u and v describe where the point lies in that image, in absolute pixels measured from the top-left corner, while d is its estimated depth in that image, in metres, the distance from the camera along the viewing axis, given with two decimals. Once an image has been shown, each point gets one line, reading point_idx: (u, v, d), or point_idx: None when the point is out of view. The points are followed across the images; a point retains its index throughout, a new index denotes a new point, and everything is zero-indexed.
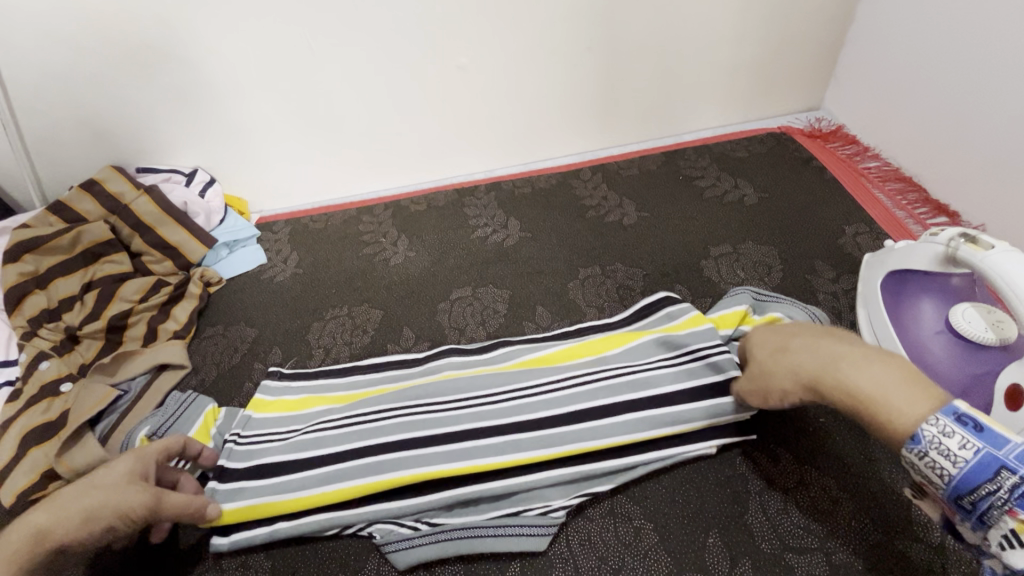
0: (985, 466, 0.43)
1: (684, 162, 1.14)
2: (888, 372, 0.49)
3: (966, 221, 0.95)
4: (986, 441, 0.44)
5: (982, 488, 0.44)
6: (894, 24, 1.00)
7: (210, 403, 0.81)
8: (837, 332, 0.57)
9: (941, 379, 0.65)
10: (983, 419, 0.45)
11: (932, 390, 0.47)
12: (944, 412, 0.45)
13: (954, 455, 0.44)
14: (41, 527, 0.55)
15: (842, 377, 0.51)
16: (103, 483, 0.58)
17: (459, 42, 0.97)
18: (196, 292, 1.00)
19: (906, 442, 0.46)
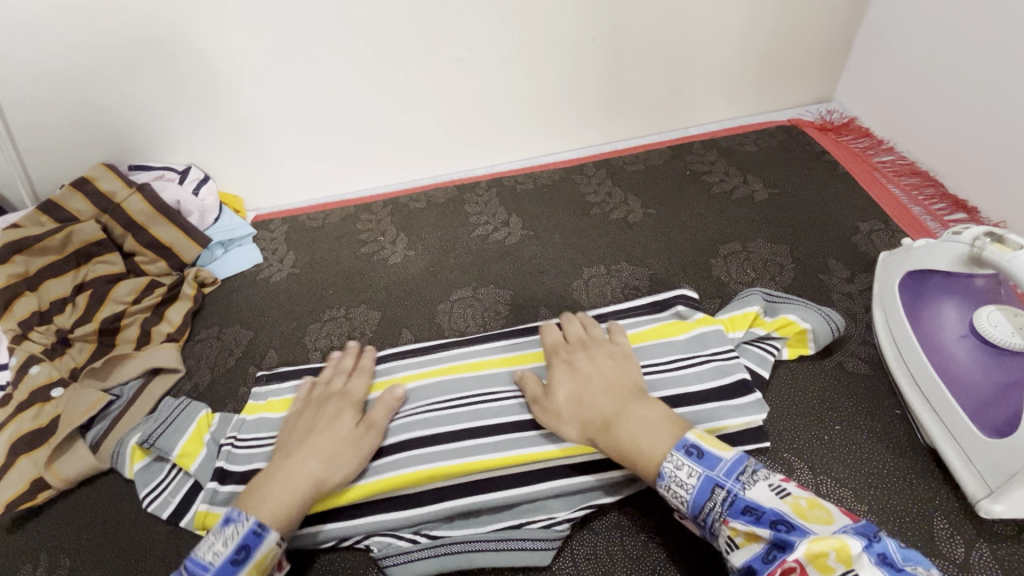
0: (708, 484, 0.51)
1: (692, 157, 1.11)
2: (643, 426, 0.57)
3: (986, 217, 0.92)
4: (706, 465, 0.52)
5: (705, 506, 0.51)
6: (910, 12, 0.96)
7: (202, 409, 0.79)
8: (608, 379, 0.64)
9: (964, 386, 0.62)
10: (708, 448, 0.53)
11: (674, 431, 0.55)
12: (678, 449, 0.53)
13: (685, 483, 0.52)
14: (314, 473, 0.61)
15: (613, 437, 0.58)
16: (348, 429, 0.65)
17: (459, 33, 0.94)
18: (191, 293, 0.97)
19: (656, 480, 0.54)
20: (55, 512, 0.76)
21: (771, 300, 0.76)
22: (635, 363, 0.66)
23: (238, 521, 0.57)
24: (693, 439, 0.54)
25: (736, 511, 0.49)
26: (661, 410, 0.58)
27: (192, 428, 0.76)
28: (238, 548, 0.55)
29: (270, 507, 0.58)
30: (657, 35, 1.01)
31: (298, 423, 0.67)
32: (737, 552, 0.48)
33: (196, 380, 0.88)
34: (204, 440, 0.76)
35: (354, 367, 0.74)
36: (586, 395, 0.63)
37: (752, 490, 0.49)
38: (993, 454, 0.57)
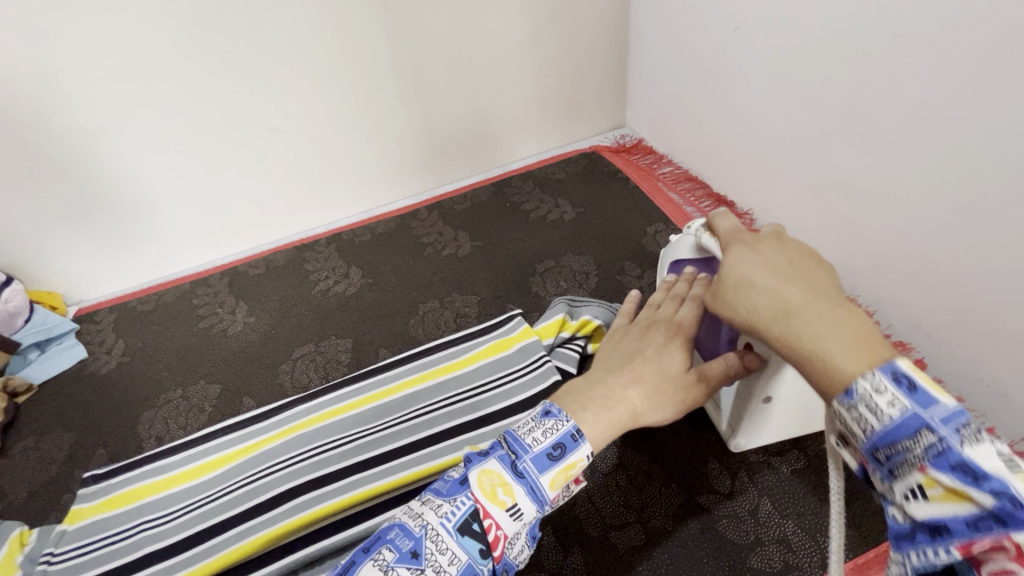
0: (910, 421, 0.34)
1: (512, 190, 1.23)
2: (843, 327, 0.39)
3: (739, 208, 1.10)
4: (919, 400, 0.34)
5: (897, 445, 0.34)
6: (653, 50, 1.18)
7: (16, 528, 0.73)
8: (805, 269, 0.45)
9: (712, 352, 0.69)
10: (924, 380, 0.34)
11: (875, 349, 0.37)
12: (883, 370, 0.35)
13: (877, 408, 0.35)
14: (634, 409, 0.56)
15: (793, 329, 0.41)
16: (670, 372, 0.57)
17: (267, 104, 1.01)
18: (1, 405, 0.90)
19: (836, 397, 0.37)
20: None
21: (574, 304, 0.88)
22: (832, 263, 0.46)
23: (558, 417, 0.54)
24: (902, 366, 0.35)
25: (940, 463, 0.33)
26: (863, 318, 0.40)
27: (2, 551, 0.70)
28: (554, 444, 0.52)
29: (589, 416, 0.55)
30: (456, 89, 1.14)
31: (624, 341, 0.63)
32: (917, 507, 0.34)
33: (11, 498, 0.80)
34: (17, 562, 0.70)
35: (687, 294, 0.64)
36: (759, 279, 0.45)
37: (978, 449, 0.32)
38: (730, 400, 0.67)
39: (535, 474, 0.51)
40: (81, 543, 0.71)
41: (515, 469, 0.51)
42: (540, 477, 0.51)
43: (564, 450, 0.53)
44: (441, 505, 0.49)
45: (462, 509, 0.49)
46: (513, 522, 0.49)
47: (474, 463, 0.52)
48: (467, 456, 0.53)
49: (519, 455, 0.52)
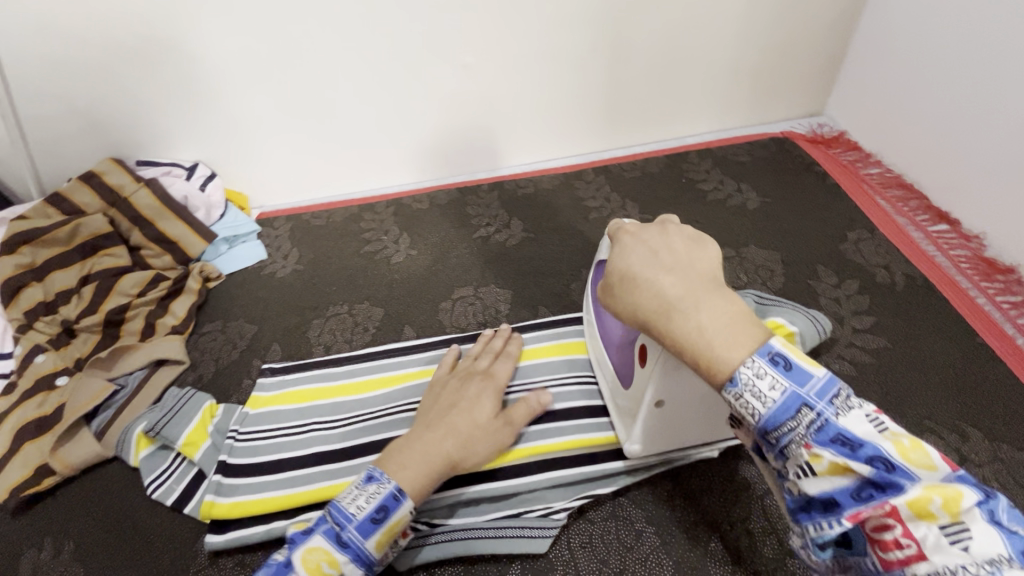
0: (794, 402, 0.38)
1: (688, 166, 1.14)
2: (719, 318, 0.42)
3: (966, 228, 0.94)
4: (795, 380, 0.39)
5: (783, 425, 0.39)
6: (897, 30, 1.00)
7: (208, 400, 0.81)
8: (684, 255, 0.47)
9: (613, 348, 0.70)
10: (797, 359, 0.39)
11: (752, 334, 0.41)
12: (760, 354, 0.40)
13: (764, 396, 0.39)
14: (452, 455, 0.61)
15: (674, 325, 0.43)
16: (480, 422, 0.64)
17: (467, 39, 0.98)
18: (195, 287, 0.99)
19: (723, 386, 0.41)
20: (56, 500, 0.75)
21: (762, 302, 0.78)
22: (713, 245, 0.48)
23: (380, 479, 0.57)
24: (779, 347, 0.40)
25: (821, 438, 0.38)
26: (737, 305, 0.43)
27: (197, 418, 0.78)
28: (377, 507, 0.56)
29: (409, 475, 0.58)
30: (655, 47, 1.05)
31: (442, 394, 0.68)
32: (808, 482, 0.39)
33: (201, 371, 0.89)
34: (208, 431, 0.77)
35: (501, 349, 0.78)
36: (639, 272, 0.47)
37: (847, 417, 0.38)
38: (629, 406, 0.65)
39: (359, 541, 0.54)
40: (261, 429, 0.77)
41: (338, 540, 0.54)
42: (364, 542, 0.54)
43: (388, 512, 0.56)
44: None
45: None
46: None
47: (298, 544, 0.55)
48: (291, 537, 0.56)
49: (343, 526, 0.55)
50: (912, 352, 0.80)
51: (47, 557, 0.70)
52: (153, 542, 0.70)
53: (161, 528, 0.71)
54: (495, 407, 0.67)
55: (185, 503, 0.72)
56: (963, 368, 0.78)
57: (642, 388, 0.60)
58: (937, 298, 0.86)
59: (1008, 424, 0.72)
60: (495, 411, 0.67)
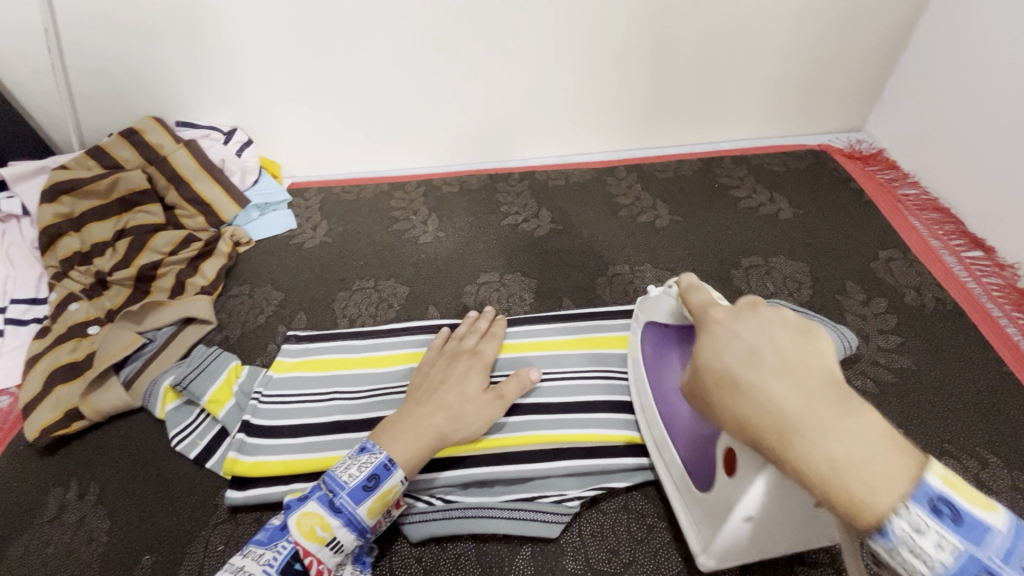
0: (972, 569, 0.32)
1: (721, 171, 1.14)
2: (858, 444, 0.35)
3: (1001, 256, 0.93)
4: (967, 536, 0.33)
5: (920, 551, 0.33)
6: (948, 51, 0.98)
7: (233, 360, 0.82)
8: (795, 357, 0.41)
9: (682, 434, 0.63)
10: (935, 478, 0.34)
11: (904, 466, 0.35)
12: (917, 499, 0.33)
13: (901, 525, 0.33)
14: (442, 430, 0.64)
15: (797, 451, 0.37)
16: (468, 398, 0.67)
17: (513, 26, 0.97)
18: (225, 251, 1.00)
19: (870, 533, 0.34)
20: (82, 444, 0.77)
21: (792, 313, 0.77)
22: (822, 336, 0.43)
23: (372, 451, 0.60)
24: (931, 483, 0.34)
25: (965, 568, 0.32)
26: (879, 426, 0.36)
27: (222, 377, 0.80)
28: (369, 476, 0.58)
29: (401, 447, 0.61)
30: (700, 49, 1.04)
31: (431, 373, 0.72)
32: None
33: (228, 332, 0.91)
34: (233, 391, 0.79)
35: (485, 329, 0.81)
36: (747, 378, 0.41)
37: (993, 545, 0.32)
38: (703, 512, 0.57)
39: (351, 507, 0.56)
40: (283, 393, 0.78)
41: (331, 506, 0.56)
42: (357, 508, 0.57)
43: (379, 480, 0.58)
44: (263, 553, 0.55)
45: (284, 553, 0.55)
46: (332, 554, 0.56)
47: (293, 510, 0.56)
48: (287, 502, 0.58)
49: (336, 493, 0.57)
50: (936, 376, 0.80)
51: (72, 498, 0.72)
52: (175, 492, 0.72)
53: (182, 480, 0.73)
54: (483, 384, 0.70)
55: (208, 458, 0.74)
56: (988, 396, 0.77)
57: (726, 501, 0.52)
58: (967, 324, 0.86)
59: None
60: (484, 388, 0.70)
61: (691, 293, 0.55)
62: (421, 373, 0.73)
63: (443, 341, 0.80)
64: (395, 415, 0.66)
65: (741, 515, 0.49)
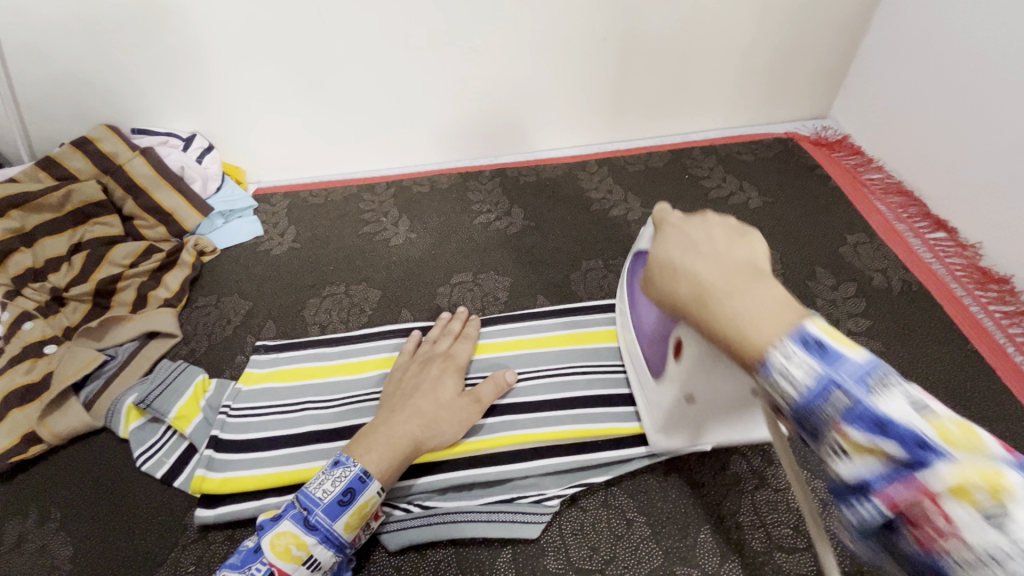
0: (825, 383, 0.35)
1: (691, 162, 1.14)
2: (756, 301, 0.40)
3: (964, 237, 0.95)
4: (828, 361, 0.36)
5: (818, 410, 0.36)
6: (906, 37, 1.00)
7: (200, 374, 0.80)
8: (724, 248, 0.45)
9: (647, 342, 0.66)
10: (834, 342, 0.37)
11: (792, 318, 0.39)
12: (793, 338, 0.37)
13: (791, 377, 0.36)
14: (417, 437, 0.62)
15: (710, 312, 0.42)
16: (443, 403, 0.66)
17: (477, 22, 0.96)
18: (189, 261, 0.97)
19: (756, 369, 0.39)
20: (42, 469, 0.74)
21: None
22: (757, 239, 0.47)
23: (346, 464, 0.58)
24: (812, 331, 0.37)
25: (856, 421, 0.34)
26: (777, 288, 0.41)
27: (189, 392, 0.77)
28: (344, 490, 0.56)
29: (375, 458, 0.59)
30: (666, 40, 1.04)
31: (404, 379, 0.71)
32: (845, 465, 0.35)
33: (194, 345, 0.88)
34: (200, 405, 0.77)
35: (458, 331, 0.80)
36: (678, 262, 0.46)
37: (887, 400, 0.34)
38: (657, 396, 0.65)
39: (327, 523, 0.55)
40: (253, 405, 0.76)
41: (307, 524, 0.55)
42: (334, 524, 0.55)
43: (355, 494, 0.57)
44: None
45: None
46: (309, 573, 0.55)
47: (267, 530, 0.55)
48: (260, 523, 0.57)
49: (310, 510, 0.55)
50: (905, 358, 0.81)
51: (33, 525, 0.69)
52: (141, 514, 0.69)
53: (149, 501, 0.70)
54: (458, 388, 0.69)
55: (175, 476, 0.71)
56: (956, 375, 0.79)
57: (673, 381, 0.60)
58: (933, 305, 0.87)
59: (997, 432, 0.73)
60: (459, 392, 0.69)
61: (657, 206, 0.58)
62: (394, 379, 0.72)
63: (414, 346, 0.79)
64: (369, 424, 0.64)
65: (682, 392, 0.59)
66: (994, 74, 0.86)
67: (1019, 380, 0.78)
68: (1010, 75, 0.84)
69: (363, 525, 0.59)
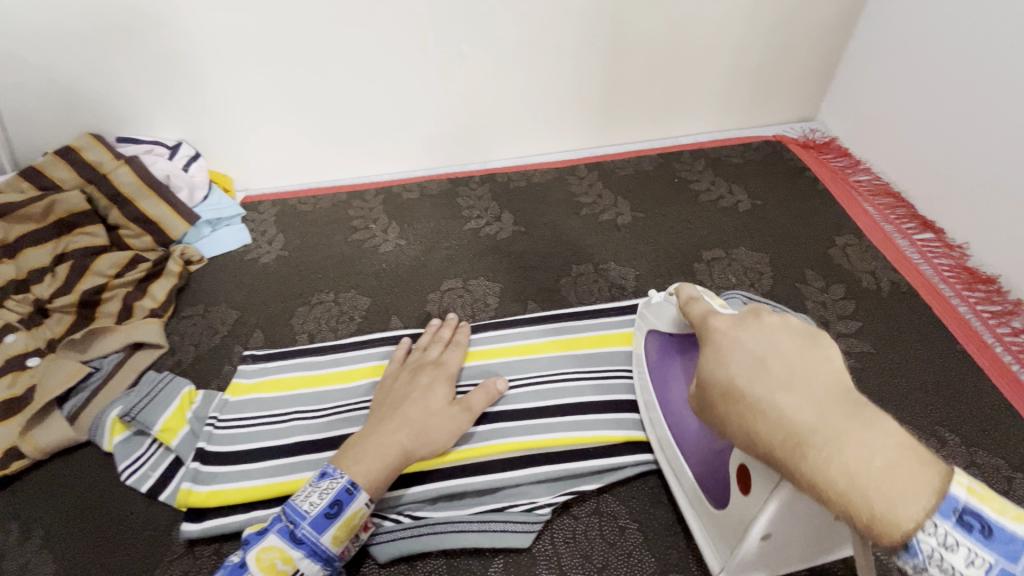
0: (957, 526, 0.33)
1: (680, 165, 1.15)
2: (877, 456, 0.36)
3: (951, 237, 0.95)
4: (991, 547, 0.34)
5: None
6: (892, 39, 1.01)
7: (186, 385, 0.79)
8: (800, 368, 0.43)
9: (694, 456, 0.61)
10: (985, 510, 0.34)
11: (926, 476, 0.35)
12: (943, 514, 0.34)
13: (959, 573, 0.34)
14: (406, 446, 0.62)
15: (807, 462, 0.38)
16: (433, 411, 0.65)
17: (465, 28, 0.96)
18: (176, 270, 0.96)
19: (897, 550, 0.35)
20: (24, 484, 0.73)
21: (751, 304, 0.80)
22: (834, 351, 0.44)
23: (333, 476, 0.57)
24: (962, 499, 0.34)
25: None
26: (897, 433, 0.37)
27: (175, 404, 0.76)
28: (331, 503, 0.56)
29: (363, 469, 0.59)
30: (654, 44, 1.04)
31: (393, 387, 0.70)
32: None
33: (180, 355, 0.87)
34: (186, 417, 0.76)
35: (448, 339, 0.79)
36: (757, 395, 0.43)
37: None
38: (720, 531, 0.57)
39: (314, 537, 0.54)
40: (241, 416, 0.75)
41: (293, 538, 0.54)
42: (320, 537, 0.54)
43: (343, 506, 0.56)
44: None
45: None
46: None
47: (253, 544, 0.54)
48: (246, 538, 0.55)
49: (296, 523, 0.54)
50: (895, 359, 0.81)
51: (14, 543, 0.67)
52: (126, 530, 0.68)
53: (134, 516, 0.69)
54: (448, 395, 0.68)
55: (160, 490, 0.70)
56: (945, 376, 0.79)
57: (742, 520, 0.52)
58: (921, 305, 0.88)
59: (987, 432, 0.73)
60: (450, 399, 0.68)
61: (693, 305, 0.57)
62: (384, 388, 0.72)
63: (404, 353, 0.78)
64: (358, 434, 0.64)
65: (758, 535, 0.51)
66: (978, 75, 0.87)
67: (1007, 379, 0.78)
68: (994, 76, 0.84)
69: (352, 537, 0.59)
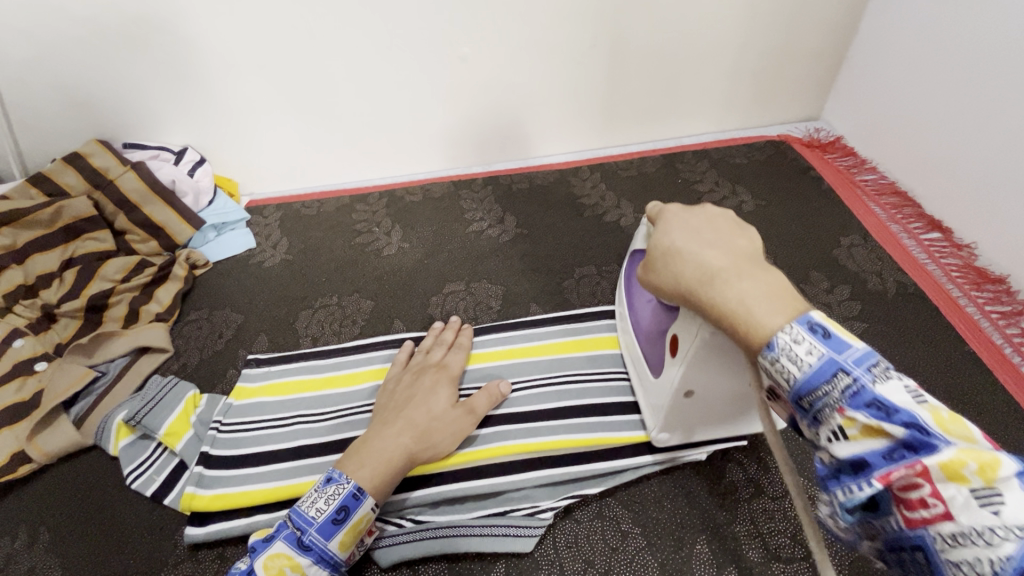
0: (829, 366, 0.36)
1: (684, 166, 1.14)
2: (761, 287, 0.41)
3: (958, 237, 0.94)
4: (832, 346, 0.37)
5: (818, 390, 0.36)
6: (896, 38, 1.00)
7: (191, 390, 0.79)
8: (726, 236, 0.47)
9: (646, 340, 0.68)
10: (836, 328, 0.38)
11: (795, 306, 0.40)
12: (799, 323, 0.38)
13: (799, 360, 0.37)
14: (410, 450, 0.62)
15: (715, 291, 0.43)
16: (437, 415, 0.65)
17: (466, 32, 0.96)
18: (181, 275, 0.97)
19: (761, 350, 0.39)
20: (31, 488, 0.73)
21: None
22: (755, 233, 0.48)
23: (340, 481, 0.58)
24: (817, 317, 0.38)
25: (856, 403, 0.35)
26: (781, 280, 0.42)
27: (179, 408, 0.77)
28: (338, 508, 0.56)
29: (368, 473, 0.59)
30: (655, 45, 1.04)
31: (396, 391, 0.70)
32: (840, 444, 0.36)
33: (185, 359, 0.87)
34: (191, 421, 0.76)
35: (451, 340, 0.79)
36: (685, 248, 0.47)
37: (885, 385, 0.35)
38: (656, 392, 0.66)
39: (322, 543, 0.54)
40: (244, 420, 0.76)
41: (300, 544, 0.54)
42: (328, 543, 0.55)
43: (350, 512, 0.56)
44: None
45: None
46: None
47: (260, 552, 0.54)
48: (252, 545, 0.55)
49: (304, 530, 0.55)
50: (903, 361, 0.80)
51: (21, 546, 0.68)
52: (131, 533, 0.68)
53: (139, 520, 0.69)
54: (452, 398, 0.69)
55: (165, 494, 0.71)
56: (953, 378, 0.78)
57: (670, 378, 0.61)
58: (929, 306, 0.87)
59: (997, 435, 0.72)
60: (453, 403, 0.68)
61: (653, 207, 0.60)
62: (387, 390, 0.72)
63: (407, 356, 0.78)
64: (360, 438, 0.63)
65: (681, 389, 0.60)
66: (985, 72, 0.86)
67: (1017, 381, 0.77)
68: (1001, 73, 0.83)
69: (358, 543, 0.59)
